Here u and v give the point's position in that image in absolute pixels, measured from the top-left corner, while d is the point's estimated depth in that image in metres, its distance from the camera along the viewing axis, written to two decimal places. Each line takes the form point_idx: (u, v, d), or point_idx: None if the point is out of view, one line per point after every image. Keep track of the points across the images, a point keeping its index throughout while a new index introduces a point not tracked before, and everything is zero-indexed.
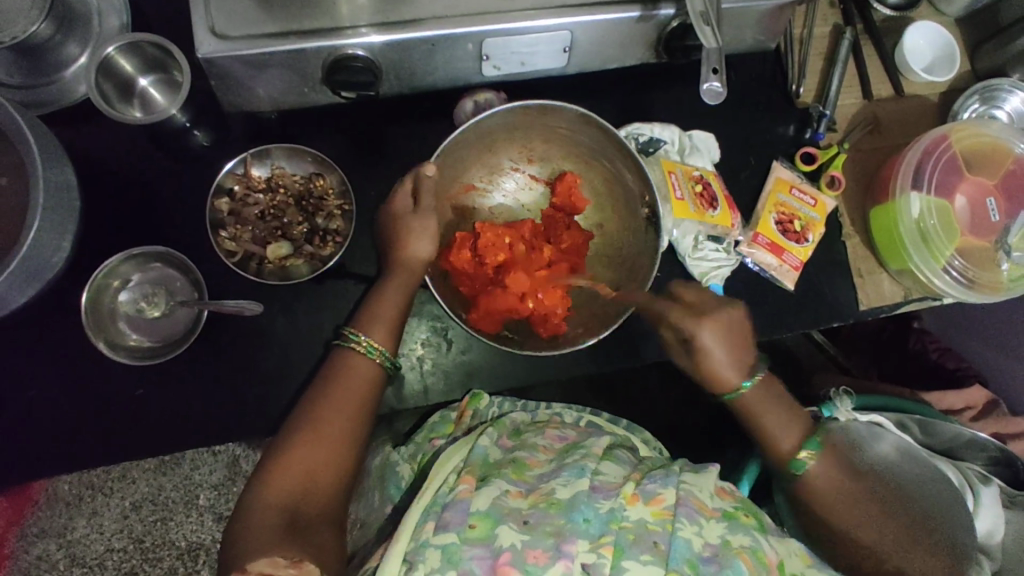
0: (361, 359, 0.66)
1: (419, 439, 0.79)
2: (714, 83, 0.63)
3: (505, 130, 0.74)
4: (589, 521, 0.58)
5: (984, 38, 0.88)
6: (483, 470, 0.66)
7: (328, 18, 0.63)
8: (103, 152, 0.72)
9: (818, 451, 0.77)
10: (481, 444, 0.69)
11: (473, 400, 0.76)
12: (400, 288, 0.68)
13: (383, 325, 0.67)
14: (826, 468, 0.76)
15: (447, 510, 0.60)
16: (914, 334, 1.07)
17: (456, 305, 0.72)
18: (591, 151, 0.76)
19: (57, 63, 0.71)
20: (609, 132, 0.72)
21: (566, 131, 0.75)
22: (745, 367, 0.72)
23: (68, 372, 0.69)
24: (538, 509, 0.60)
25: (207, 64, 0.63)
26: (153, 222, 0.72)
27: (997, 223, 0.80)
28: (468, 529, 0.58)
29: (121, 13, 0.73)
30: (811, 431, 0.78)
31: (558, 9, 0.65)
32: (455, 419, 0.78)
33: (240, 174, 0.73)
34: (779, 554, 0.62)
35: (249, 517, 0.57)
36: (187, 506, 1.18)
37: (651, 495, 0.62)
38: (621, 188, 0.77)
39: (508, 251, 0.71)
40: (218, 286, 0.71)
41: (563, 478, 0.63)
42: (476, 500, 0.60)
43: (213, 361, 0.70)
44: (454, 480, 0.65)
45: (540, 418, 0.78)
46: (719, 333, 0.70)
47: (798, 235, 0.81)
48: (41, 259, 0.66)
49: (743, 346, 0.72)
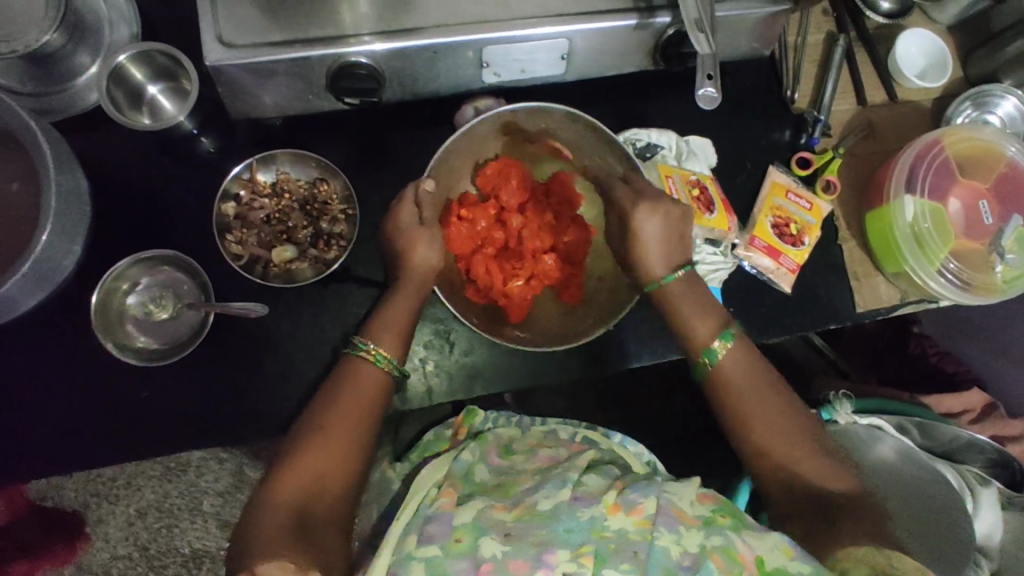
0: (369, 367, 0.67)
1: (413, 458, 0.79)
2: (709, 89, 0.66)
3: (493, 135, 0.75)
4: (570, 531, 0.59)
5: (976, 45, 0.89)
6: (466, 486, 0.68)
7: (332, 27, 0.65)
8: (114, 159, 0.74)
9: (731, 343, 0.69)
10: (463, 459, 0.71)
11: (467, 417, 0.81)
12: (408, 298, 0.70)
13: (393, 331, 0.69)
14: (735, 361, 0.69)
15: (430, 523, 0.62)
16: (913, 339, 1.07)
17: (467, 313, 0.73)
18: (582, 151, 0.78)
19: (68, 72, 0.73)
20: (597, 129, 0.73)
21: (557, 132, 0.76)
22: (671, 263, 0.72)
23: (77, 374, 0.70)
24: (521, 521, 0.60)
25: (215, 72, 0.65)
26: (160, 229, 0.73)
27: (991, 225, 0.81)
28: (451, 543, 0.59)
29: (131, 24, 0.75)
30: (726, 323, 0.71)
31: (557, 18, 0.67)
32: (450, 437, 0.80)
33: (245, 179, 0.74)
34: (758, 550, 0.57)
35: (260, 520, 0.58)
36: (192, 513, 1.18)
37: (632, 504, 0.61)
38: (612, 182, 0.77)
39: (501, 220, 0.76)
40: (225, 289, 0.73)
41: (546, 490, 0.64)
42: (460, 515, 0.61)
43: (219, 362, 0.71)
44: (435, 493, 0.67)
45: (532, 437, 0.78)
46: (659, 223, 0.70)
47: (794, 238, 0.82)
48: (53, 264, 0.67)
49: (680, 244, 0.72)
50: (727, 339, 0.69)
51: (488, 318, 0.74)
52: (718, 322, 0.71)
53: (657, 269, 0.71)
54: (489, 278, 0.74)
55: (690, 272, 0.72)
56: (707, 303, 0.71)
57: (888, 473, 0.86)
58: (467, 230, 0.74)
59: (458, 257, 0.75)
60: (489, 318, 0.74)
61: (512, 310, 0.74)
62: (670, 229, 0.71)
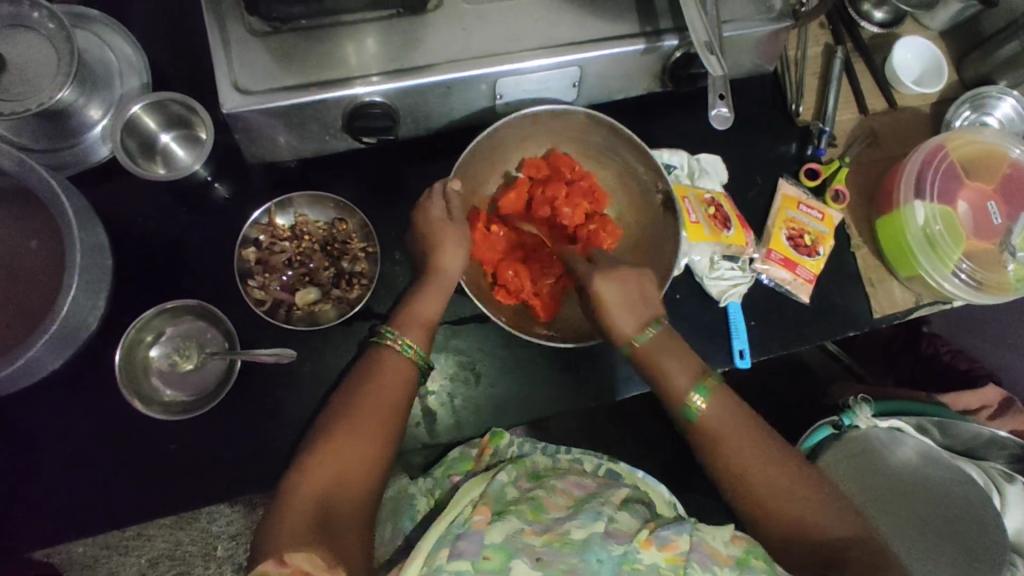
0: (398, 358, 0.67)
1: (438, 474, 0.78)
2: (722, 109, 0.67)
3: (514, 140, 0.76)
4: (602, 562, 0.57)
5: (968, 49, 0.92)
6: (498, 505, 0.65)
7: (343, 68, 0.65)
8: (130, 210, 0.73)
9: (708, 396, 0.67)
10: (498, 480, 0.69)
11: (494, 439, 0.76)
12: (432, 301, 0.69)
13: (419, 326, 0.68)
14: (718, 417, 0.66)
15: (460, 539, 0.59)
16: (925, 339, 1.08)
17: (498, 312, 0.73)
18: (600, 152, 0.78)
19: (78, 127, 0.72)
20: (621, 131, 0.74)
21: (576, 134, 0.77)
22: (640, 322, 0.69)
23: (103, 431, 0.69)
24: (552, 547, 0.58)
25: (233, 119, 0.65)
26: (179, 278, 0.73)
27: (1000, 225, 0.82)
28: (481, 560, 0.56)
29: (141, 74, 0.75)
30: (702, 375, 0.68)
31: (566, 46, 0.68)
32: (475, 457, 0.77)
33: (264, 224, 0.74)
34: None
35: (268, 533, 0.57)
36: (205, 559, 1.16)
37: (665, 541, 0.60)
38: (636, 187, 0.79)
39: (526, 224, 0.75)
40: (249, 335, 0.72)
41: (578, 521, 0.62)
42: (490, 534, 0.59)
43: (247, 409, 0.70)
44: (469, 511, 0.64)
45: (561, 465, 0.77)
46: (615, 286, 0.69)
47: (809, 249, 0.83)
48: (77, 322, 0.66)
49: (642, 301, 0.70)
50: (703, 395, 0.67)
51: (515, 320, 0.74)
52: (693, 374, 0.68)
53: (629, 328, 0.69)
54: (519, 282, 0.73)
55: (662, 330, 0.70)
56: (683, 358, 0.69)
57: (909, 474, 0.88)
58: (493, 235, 0.75)
59: (484, 261, 0.75)
60: (516, 319, 0.74)
61: (538, 310, 0.73)
62: (626, 285, 0.70)
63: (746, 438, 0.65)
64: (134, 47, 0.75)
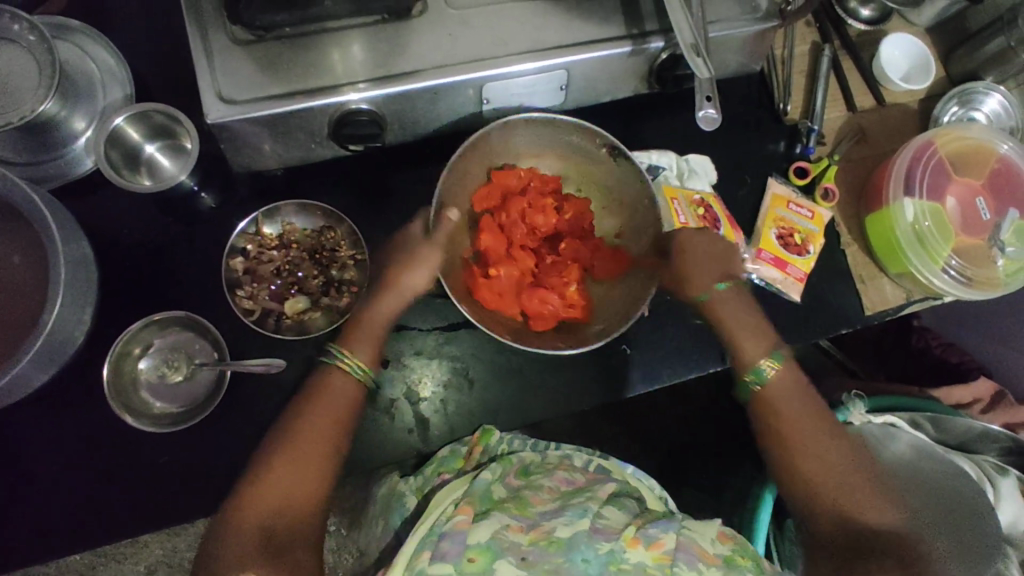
0: (346, 380, 0.67)
1: (428, 472, 0.74)
2: (709, 110, 0.66)
3: (458, 176, 0.72)
4: (588, 562, 0.57)
5: (954, 45, 0.92)
6: (483, 503, 0.64)
7: (329, 75, 0.64)
8: (116, 221, 0.73)
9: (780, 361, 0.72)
10: (482, 479, 0.68)
11: (484, 437, 0.75)
12: (388, 308, 0.70)
13: (369, 343, 0.69)
14: (780, 382, 0.72)
15: (443, 540, 0.58)
16: (916, 332, 1.09)
17: (548, 343, 0.70)
18: (541, 150, 0.77)
19: (61, 139, 0.72)
20: (556, 120, 0.73)
21: (506, 147, 0.75)
22: (722, 273, 0.74)
23: (93, 444, 0.68)
24: (537, 547, 0.58)
25: (218, 128, 0.64)
26: (167, 289, 0.72)
27: (988, 220, 0.83)
28: (465, 562, 0.56)
29: (124, 84, 0.74)
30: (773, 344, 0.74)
31: (553, 50, 0.67)
32: (465, 454, 0.74)
33: (252, 233, 0.73)
34: None
35: (232, 541, 0.58)
36: None
37: (652, 539, 0.59)
38: (590, 162, 0.77)
39: (514, 248, 0.73)
40: (239, 345, 0.72)
41: (564, 518, 0.61)
42: (475, 533, 0.58)
43: (238, 420, 0.70)
44: (451, 511, 0.63)
45: (550, 459, 0.75)
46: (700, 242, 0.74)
47: (799, 247, 0.83)
48: (64, 335, 0.66)
49: (727, 257, 0.75)
50: (777, 359, 0.72)
51: (561, 334, 0.72)
52: (765, 343, 0.73)
53: (704, 282, 0.73)
54: (553, 296, 0.71)
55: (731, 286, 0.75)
56: (756, 322, 0.74)
57: (907, 467, 0.87)
58: (498, 286, 0.70)
59: (507, 307, 0.71)
60: (561, 334, 0.72)
61: (577, 315, 0.72)
62: (713, 243, 0.75)
63: (805, 412, 0.71)
64: (116, 57, 0.74)
